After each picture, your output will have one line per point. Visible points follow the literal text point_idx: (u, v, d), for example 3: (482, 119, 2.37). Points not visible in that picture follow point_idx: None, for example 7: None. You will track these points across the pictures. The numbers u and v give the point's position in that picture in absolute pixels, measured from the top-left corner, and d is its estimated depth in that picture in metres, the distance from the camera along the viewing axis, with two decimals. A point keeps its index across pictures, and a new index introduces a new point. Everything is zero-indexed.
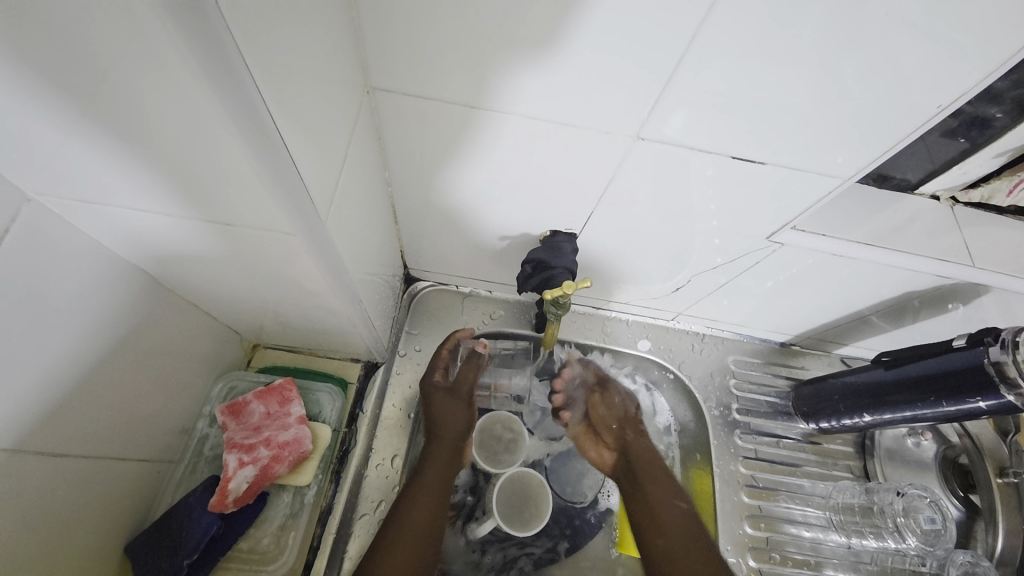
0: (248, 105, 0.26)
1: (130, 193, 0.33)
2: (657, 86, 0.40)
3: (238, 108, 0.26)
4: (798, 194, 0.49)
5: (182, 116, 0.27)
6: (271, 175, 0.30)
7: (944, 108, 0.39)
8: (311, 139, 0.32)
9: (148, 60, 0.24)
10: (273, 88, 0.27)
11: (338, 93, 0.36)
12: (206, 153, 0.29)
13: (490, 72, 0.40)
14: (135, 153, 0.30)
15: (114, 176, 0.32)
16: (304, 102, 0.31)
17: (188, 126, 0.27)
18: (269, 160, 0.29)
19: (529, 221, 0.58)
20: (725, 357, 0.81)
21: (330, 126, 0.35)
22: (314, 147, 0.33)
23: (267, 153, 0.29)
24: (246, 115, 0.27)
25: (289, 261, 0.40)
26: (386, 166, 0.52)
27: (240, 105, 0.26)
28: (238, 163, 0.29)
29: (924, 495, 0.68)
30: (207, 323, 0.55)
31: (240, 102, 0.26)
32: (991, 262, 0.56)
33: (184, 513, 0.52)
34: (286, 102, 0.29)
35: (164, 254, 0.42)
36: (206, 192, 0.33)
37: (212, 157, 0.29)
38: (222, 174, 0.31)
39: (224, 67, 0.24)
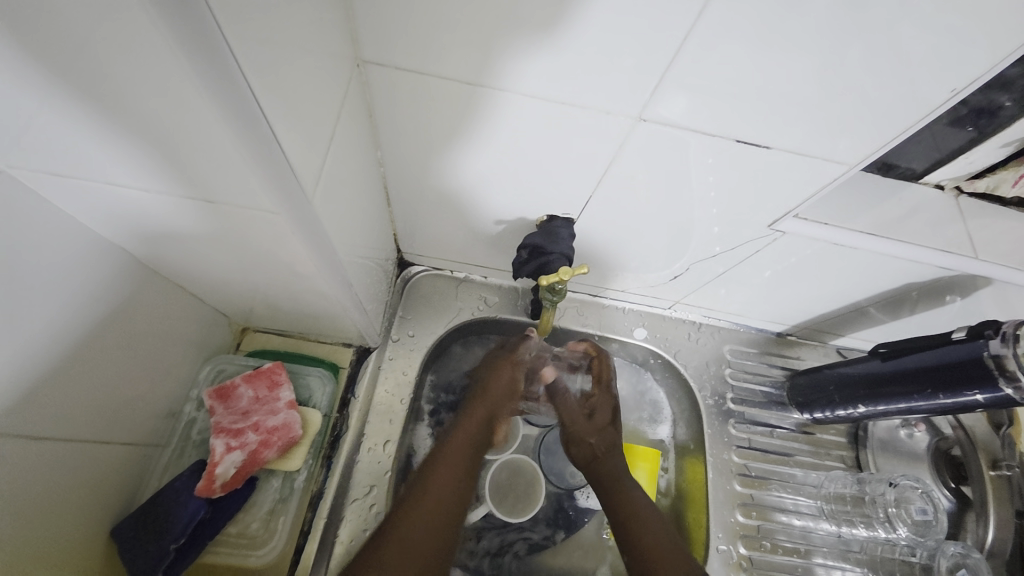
0: (226, 75, 0.25)
1: (108, 169, 0.32)
2: (659, 67, 0.38)
3: (215, 79, 0.25)
4: (801, 181, 0.48)
5: (159, 88, 0.25)
6: (253, 152, 0.29)
7: (957, 94, 0.37)
8: (296, 116, 0.31)
9: (118, 26, 0.22)
10: (256, 58, 0.26)
11: (325, 65, 0.34)
12: (183, 127, 0.28)
13: (486, 48, 0.39)
14: (111, 126, 0.28)
15: (92, 151, 0.30)
16: (289, 74, 0.29)
17: (163, 97, 0.26)
18: (252, 135, 0.28)
19: (526, 205, 0.57)
20: (721, 346, 0.80)
21: (317, 101, 0.33)
22: (299, 122, 0.31)
23: (249, 128, 0.27)
24: (225, 86, 0.25)
25: (276, 242, 0.38)
26: (378, 145, 0.50)
27: (218, 76, 0.24)
28: (220, 138, 0.28)
29: (916, 486, 0.68)
30: (194, 305, 0.54)
31: (218, 72, 0.24)
32: (993, 255, 0.55)
33: (170, 498, 0.51)
34: (269, 74, 0.27)
35: (145, 233, 0.40)
36: (186, 168, 0.31)
37: (192, 131, 0.28)
38: (205, 149, 0.29)
39: (199, 33, 0.23)
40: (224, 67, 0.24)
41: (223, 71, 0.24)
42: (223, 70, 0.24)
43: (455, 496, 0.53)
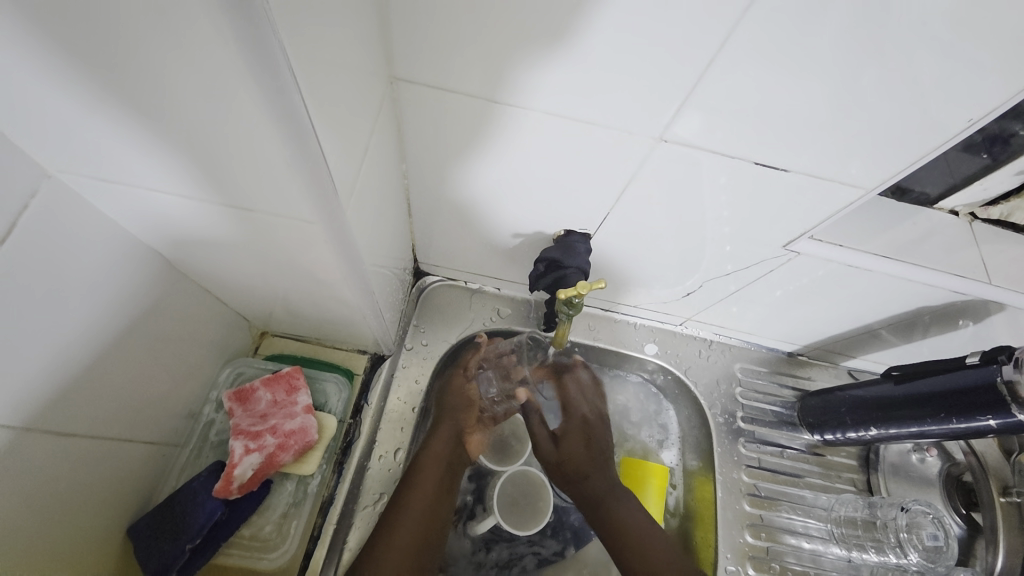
0: (282, 95, 0.26)
1: (154, 177, 0.33)
2: (680, 89, 0.39)
3: (273, 98, 0.26)
4: (817, 203, 0.49)
5: (218, 104, 0.27)
6: (297, 162, 0.30)
7: (974, 123, 0.38)
8: (338, 128, 0.32)
9: (188, 47, 0.24)
10: (308, 73, 0.27)
11: (363, 81, 0.35)
12: (231, 135, 0.29)
13: (513, 71, 0.40)
14: (166, 136, 0.30)
15: (144, 158, 0.32)
16: (333, 90, 0.31)
17: (216, 106, 0.27)
18: (300, 151, 0.29)
19: (543, 219, 0.58)
20: (731, 364, 0.80)
21: (355, 116, 0.34)
22: (340, 134, 0.32)
23: (298, 144, 0.29)
24: (281, 106, 0.26)
25: (306, 251, 0.40)
26: (402, 158, 0.52)
27: (275, 96, 0.26)
28: (270, 152, 0.29)
29: (928, 511, 0.67)
30: (217, 308, 0.55)
31: (276, 93, 0.26)
32: (1007, 280, 0.55)
33: (189, 498, 0.52)
34: (319, 94, 0.28)
35: (177, 238, 0.41)
36: (228, 175, 0.32)
37: (243, 143, 0.29)
38: (253, 161, 0.31)
39: (261, 57, 0.24)
40: (282, 89, 0.25)
41: (281, 92, 0.26)
42: (281, 91, 0.26)
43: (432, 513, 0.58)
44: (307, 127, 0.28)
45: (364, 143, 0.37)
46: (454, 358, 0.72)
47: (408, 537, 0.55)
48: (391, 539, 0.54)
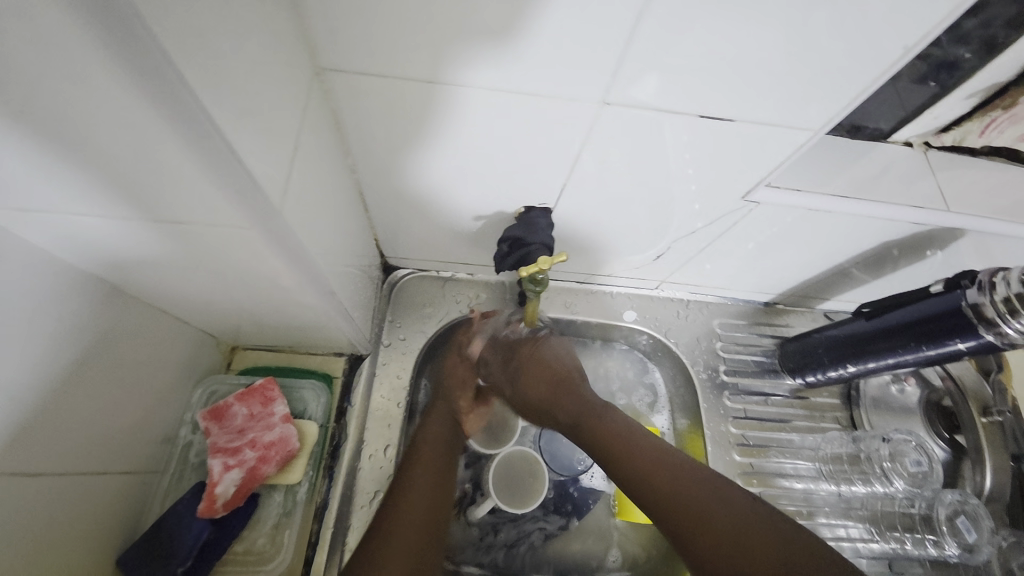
0: (177, 100, 0.25)
1: (70, 202, 0.32)
2: (616, 46, 0.38)
3: (169, 105, 0.25)
4: (772, 151, 0.48)
5: (111, 120, 0.25)
6: (208, 165, 0.28)
7: (909, 50, 0.38)
8: (257, 126, 0.30)
9: (63, 65, 0.22)
10: (206, 73, 0.25)
11: (279, 75, 0.33)
12: (133, 145, 0.27)
13: (440, 48, 0.39)
14: (69, 159, 0.28)
15: (51, 185, 0.30)
16: (244, 88, 0.29)
17: (110, 116, 0.25)
18: (208, 154, 0.28)
19: (502, 198, 0.57)
20: (710, 321, 0.81)
21: (275, 113, 0.33)
22: (259, 133, 0.31)
23: (203, 146, 0.27)
24: (178, 110, 0.25)
25: (250, 259, 0.39)
26: (347, 152, 0.50)
27: (169, 101, 0.24)
28: (175, 162, 0.28)
29: (909, 439, 0.70)
30: (179, 329, 0.54)
31: (170, 97, 0.24)
32: (965, 206, 0.56)
33: (173, 522, 0.51)
34: (224, 92, 0.27)
35: (120, 261, 0.40)
36: (145, 190, 0.31)
37: (151, 157, 0.28)
38: (167, 175, 0.29)
39: (145, 61, 0.23)
40: (175, 94, 0.24)
41: (174, 95, 0.24)
42: (176, 95, 0.24)
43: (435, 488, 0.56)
44: (211, 127, 0.26)
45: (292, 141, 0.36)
46: (433, 350, 0.71)
47: (419, 509, 0.53)
48: (400, 514, 0.52)
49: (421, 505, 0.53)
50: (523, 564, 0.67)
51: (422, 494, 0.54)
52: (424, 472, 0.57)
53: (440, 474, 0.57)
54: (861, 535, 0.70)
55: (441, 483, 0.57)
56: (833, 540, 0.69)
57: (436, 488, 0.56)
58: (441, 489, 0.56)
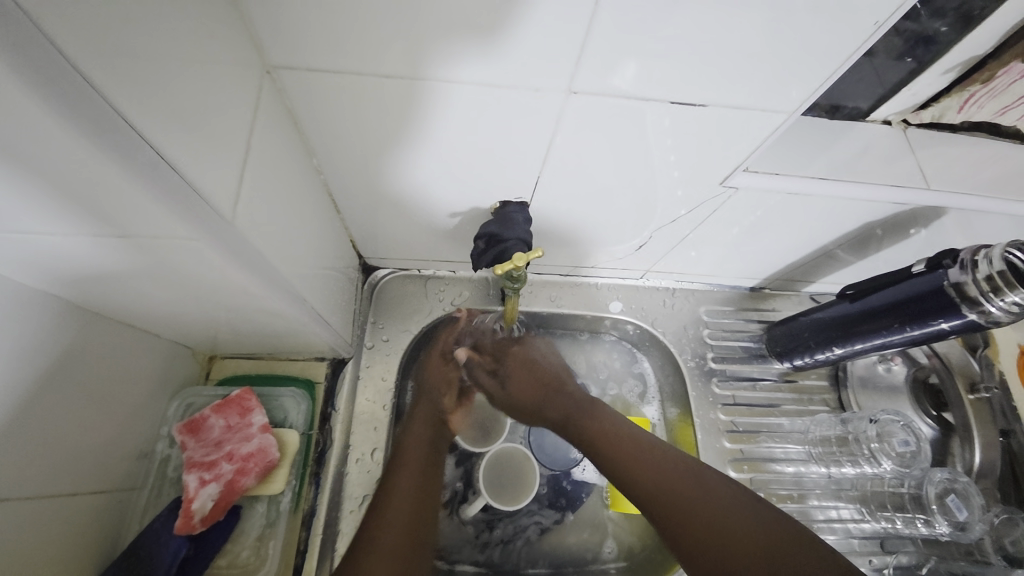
0: (61, 79, 0.22)
1: (2, 223, 0.30)
2: (580, 34, 0.37)
3: (56, 91, 0.22)
4: (750, 134, 0.47)
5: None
6: (139, 174, 0.27)
7: (880, 27, 0.37)
8: (186, 126, 0.29)
9: None
10: (111, 72, 0.24)
11: (213, 74, 0.32)
12: (57, 159, 0.25)
13: (390, 41, 0.37)
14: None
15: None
16: (165, 89, 0.28)
17: (27, 130, 0.23)
18: (116, 146, 0.25)
19: (477, 193, 0.55)
20: (697, 309, 0.80)
21: (209, 113, 0.31)
22: (190, 134, 0.29)
23: (107, 136, 0.25)
24: (68, 94, 0.23)
25: (209, 269, 0.37)
26: (310, 152, 0.49)
27: (57, 86, 0.22)
28: (88, 164, 0.26)
29: (896, 419, 0.70)
30: (149, 342, 0.52)
31: (56, 79, 0.22)
32: (946, 183, 0.55)
33: (151, 540, 0.50)
34: (140, 94, 0.26)
35: (74, 278, 0.38)
36: (79, 203, 0.29)
37: (63, 161, 0.25)
38: (87, 179, 0.27)
39: (17, 36, 0.20)
40: (59, 72, 0.22)
41: (58, 75, 0.22)
42: (61, 74, 0.22)
43: (420, 494, 0.55)
44: (108, 108, 0.24)
45: (235, 142, 0.34)
46: (417, 350, 0.71)
47: (404, 512, 0.52)
48: (386, 517, 0.52)
49: (404, 507, 0.53)
50: (519, 560, 0.67)
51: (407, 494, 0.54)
52: (407, 473, 0.56)
53: (424, 472, 0.57)
54: (852, 516, 0.71)
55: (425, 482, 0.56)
56: (825, 523, 0.70)
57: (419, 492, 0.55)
58: (425, 489, 0.56)
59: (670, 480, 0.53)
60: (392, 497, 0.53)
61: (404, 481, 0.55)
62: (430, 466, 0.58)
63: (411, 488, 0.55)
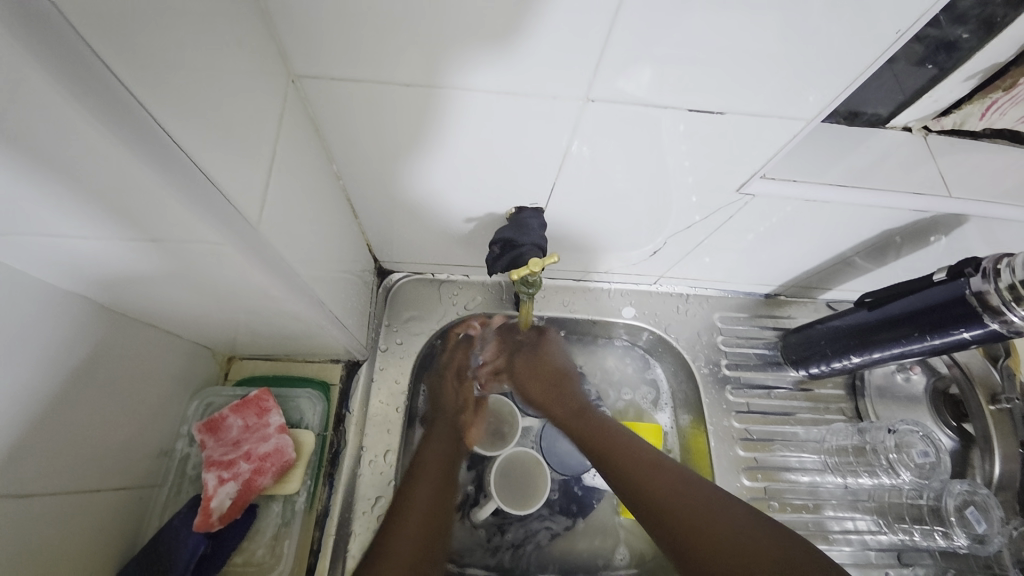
0: (87, 73, 0.22)
1: (35, 226, 0.31)
2: (596, 42, 0.37)
3: (82, 84, 0.23)
4: (766, 140, 0.47)
5: (30, 120, 0.23)
6: (167, 179, 0.28)
7: (903, 33, 0.37)
8: (214, 132, 0.30)
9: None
10: (144, 79, 0.25)
11: (239, 80, 0.33)
12: (92, 164, 0.26)
13: (409, 50, 0.38)
14: (26, 183, 0.26)
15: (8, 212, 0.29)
16: (194, 95, 0.28)
17: (64, 134, 0.24)
18: (140, 142, 0.26)
19: (492, 198, 0.56)
20: (711, 315, 0.80)
21: (237, 120, 0.32)
22: (218, 138, 0.30)
23: (133, 132, 0.25)
24: (92, 86, 0.23)
25: (231, 272, 0.38)
26: (330, 157, 0.50)
27: (93, 93, 0.23)
28: (116, 162, 0.26)
29: (917, 429, 0.68)
30: (171, 342, 0.54)
31: (92, 85, 0.23)
32: (967, 190, 0.54)
33: (170, 536, 0.51)
34: (169, 99, 0.27)
35: (101, 279, 0.39)
36: (109, 207, 0.30)
37: (97, 165, 0.26)
38: (116, 178, 0.27)
39: (46, 32, 0.21)
40: (85, 66, 0.22)
41: (83, 69, 0.22)
42: (97, 80, 0.23)
43: (435, 503, 0.56)
44: (131, 102, 0.24)
45: (260, 147, 0.35)
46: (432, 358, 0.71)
47: (419, 519, 0.53)
48: (401, 525, 0.52)
49: (418, 517, 0.54)
50: (529, 565, 0.67)
51: (421, 504, 0.55)
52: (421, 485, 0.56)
53: (439, 484, 0.58)
54: (869, 527, 0.70)
55: (440, 492, 0.57)
56: (841, 534, 0.69)
57: (434, 501, 0.56)
58: (439, 501, 0.56)
59: (679, 496, 0.54)
60: (407, 505, 0.54)
61: (419, 491, 0.56)
62: (446, 480, 0.58)
63: (427, 499, 0.56)
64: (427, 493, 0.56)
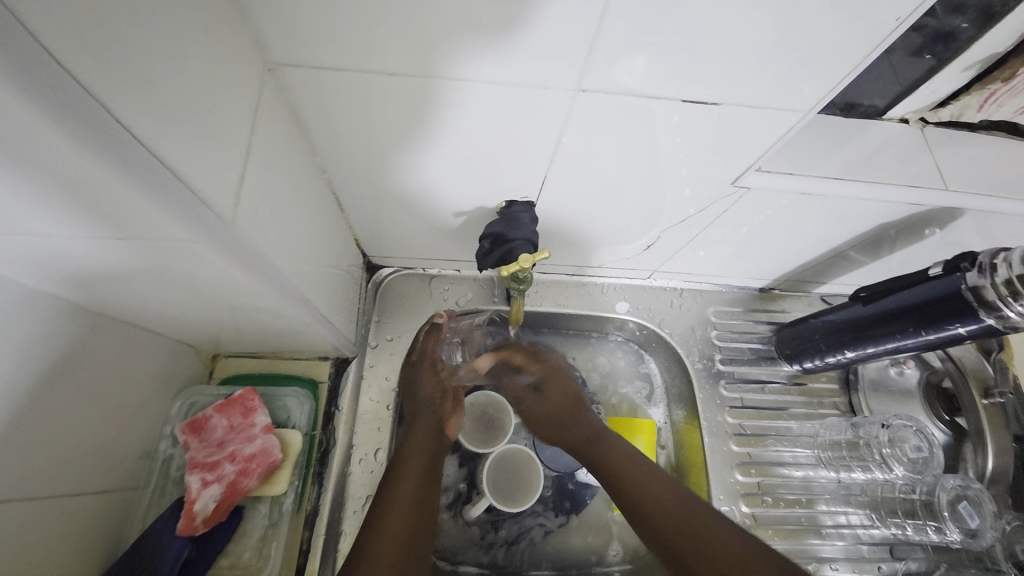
0: (43, 73, 0.21)
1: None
2: (589, 31, 0.36)
3: (40, 84, 0.21)
4: (763, 133, 0.46)
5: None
6: (135, 180, 0.26)
7: (902, 22, 0.35)
8: (187, 129, 0.29)
9: None
10: (108, 76, 0.24)
11: (211, 71, 0.31)
12: (51, 162, 0.25)
13: (393, 39, 0.36)
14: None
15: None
16: (165, 92, 0.27)
17: (20, 134, 0.23)
18: (108, 141, 0.25)
19: (482, 191, 0.54)
20: (705, 310, 0.79)
21: (208, 111, 0.31)
22: (190, 134, 0.29)
23: (96, 132, 0.24)
24: (53, 86, 0.22)
25: (210, 271, 0.37)
26: (313, 150, 0.48)
27: (55, 93, 0.22)
28: (79, 164, 0.25)
29: (910, 424, 0.68)
30: (152, 341, 0.52)
31: (52, 85, 0.22)
32: (964, 184, 0.53)
33: (154, 540, 0.50)
34: (137, 97, 0.25)
35: (73, 277, 0.37)
36: (73, 206, 0.28)
37: (60, 164, 0.25)
38: (82, 179, 0.26)
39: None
40: (43, 68, 0.21)
41: (39, 68, 0.21)
42: (57, 80, 0.22)
43: (418, 503, 0.55)
44: (93, 102, 0.23)
45: (237, 143, 0.34)
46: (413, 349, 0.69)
47: (402, 521, 0.53)
48: (385, 526, 0.52)
49: (401, 518, 0.53)
50: (523, 561, 0.66)
51: (404, 506, 0.54)
52: (403, 487, 0.55)
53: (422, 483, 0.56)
54: (861, 522, 0.70)
55: (425, 490, 0.56)
56: (833, 528, 0.69)
57: (417, 502, 0.55)
58: (422, 502, 0.56)
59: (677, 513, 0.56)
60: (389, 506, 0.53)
61: (401, 490, 0.55)
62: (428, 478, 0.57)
63: (411, 498, 0.55)
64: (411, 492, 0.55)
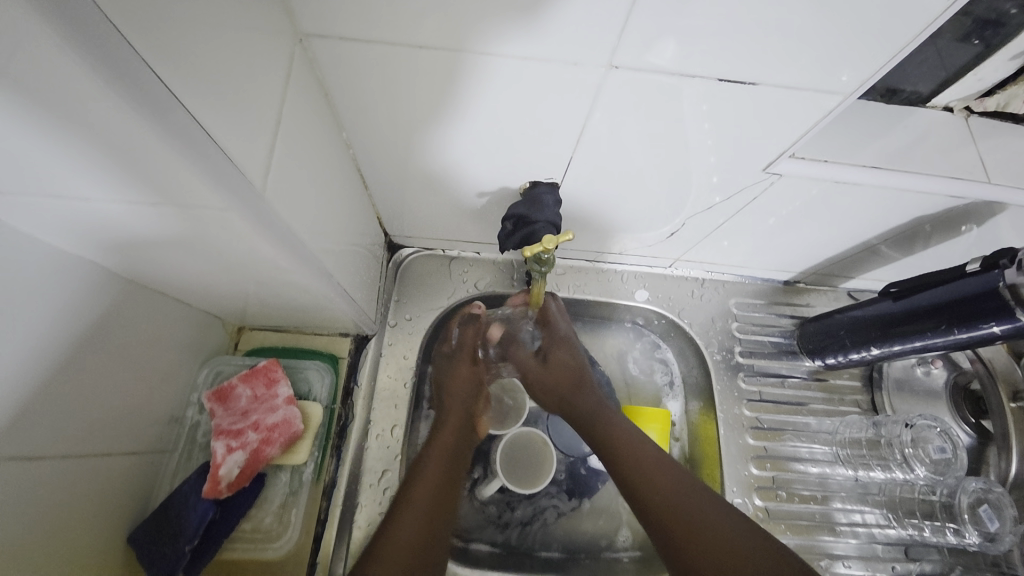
0: (92, 37, 0.22)
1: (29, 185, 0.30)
2: (624, 9, 0.35)
3: (87, 47, 0.22)
4: (799, 117, 0.44)
5: (35, 81, 0.22)
6: (171, 145, 0.27)
7: (957, 2, 0.33)
8: (221, 96, 0.29)
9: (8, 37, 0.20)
10: (149, 38, 0.24)
11: (246, 40, 0.31)
12: (94, 128, 0.25)
13: (424, 11, 0.36)
14: (26, 144, 0.26)
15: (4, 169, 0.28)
16: (202, 59, 0.28)
17: (64, 96, 0.23)
18: (149, 106, 0.25)
19: (507, 172, 0.54)
20: (726, 301, 0.78)
21: (242, 79, 0.31)
22: (225, 102, 0.29)
23: (141, 98, 0.24)
24: (99, 48, 0.22)
25: (239, 242, 0.37)
26: (340, 124, 0.48)
27: (102, 54, 0.22)
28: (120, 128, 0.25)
29: (934, 425, 0.66)
30: (181, 310, 0.54)
31: (100, 49, 0.22)
32: (1008, 177, 0.51)
33: (180, 501, 0.52)
34: (175, 63, 0.26)
35: (107, 242, 0.38)
36: (106, 169, 0.29)
37: (103, 129, 0.25)
38: (121, 142, 0.26)
39: None
40: (90, 28, 0.22)
41: (90, 30, 0.22)
42: (104, 42, 0.22)
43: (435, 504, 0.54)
44: (129, 57, 0.23)
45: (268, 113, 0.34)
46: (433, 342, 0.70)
47: (417, 522, 0.52)
48: (399, 527, 0.51)
49: (417, 520, 0.52)
50: (534, 542, 0.67)
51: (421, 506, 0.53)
52: (426, 486, 0.55)
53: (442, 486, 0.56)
54: (878, 521, 0.69)
55: (444, 493, 0.56)
56: (848, 526, 0.68)
57: (435, 504, 0.54)
58: (442, 500, 0.55)
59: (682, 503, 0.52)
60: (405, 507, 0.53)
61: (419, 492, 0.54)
62: (449, 479, 0.57)
63: (427, 500, 0.54)
64: (429, 495, 0.54)
